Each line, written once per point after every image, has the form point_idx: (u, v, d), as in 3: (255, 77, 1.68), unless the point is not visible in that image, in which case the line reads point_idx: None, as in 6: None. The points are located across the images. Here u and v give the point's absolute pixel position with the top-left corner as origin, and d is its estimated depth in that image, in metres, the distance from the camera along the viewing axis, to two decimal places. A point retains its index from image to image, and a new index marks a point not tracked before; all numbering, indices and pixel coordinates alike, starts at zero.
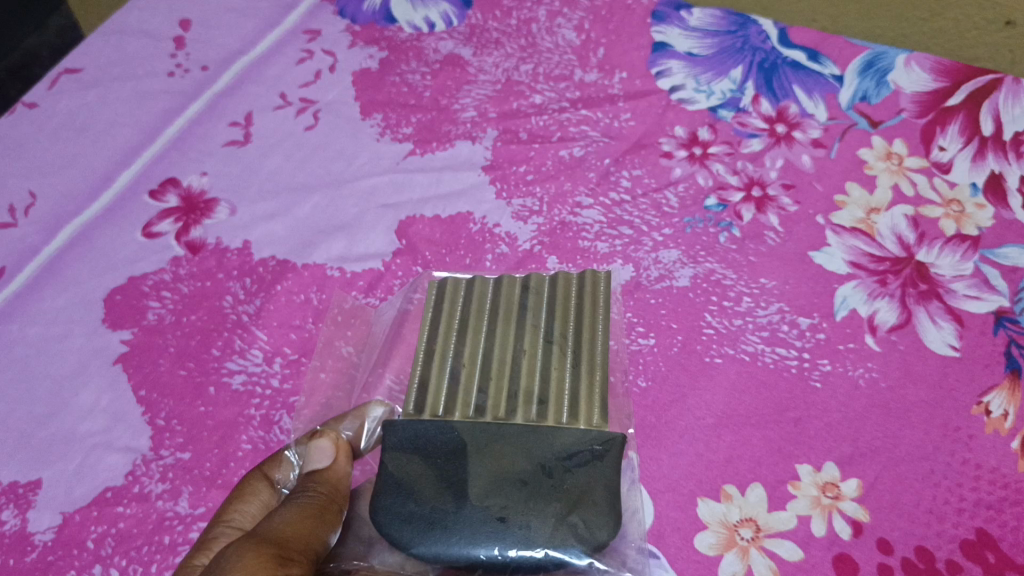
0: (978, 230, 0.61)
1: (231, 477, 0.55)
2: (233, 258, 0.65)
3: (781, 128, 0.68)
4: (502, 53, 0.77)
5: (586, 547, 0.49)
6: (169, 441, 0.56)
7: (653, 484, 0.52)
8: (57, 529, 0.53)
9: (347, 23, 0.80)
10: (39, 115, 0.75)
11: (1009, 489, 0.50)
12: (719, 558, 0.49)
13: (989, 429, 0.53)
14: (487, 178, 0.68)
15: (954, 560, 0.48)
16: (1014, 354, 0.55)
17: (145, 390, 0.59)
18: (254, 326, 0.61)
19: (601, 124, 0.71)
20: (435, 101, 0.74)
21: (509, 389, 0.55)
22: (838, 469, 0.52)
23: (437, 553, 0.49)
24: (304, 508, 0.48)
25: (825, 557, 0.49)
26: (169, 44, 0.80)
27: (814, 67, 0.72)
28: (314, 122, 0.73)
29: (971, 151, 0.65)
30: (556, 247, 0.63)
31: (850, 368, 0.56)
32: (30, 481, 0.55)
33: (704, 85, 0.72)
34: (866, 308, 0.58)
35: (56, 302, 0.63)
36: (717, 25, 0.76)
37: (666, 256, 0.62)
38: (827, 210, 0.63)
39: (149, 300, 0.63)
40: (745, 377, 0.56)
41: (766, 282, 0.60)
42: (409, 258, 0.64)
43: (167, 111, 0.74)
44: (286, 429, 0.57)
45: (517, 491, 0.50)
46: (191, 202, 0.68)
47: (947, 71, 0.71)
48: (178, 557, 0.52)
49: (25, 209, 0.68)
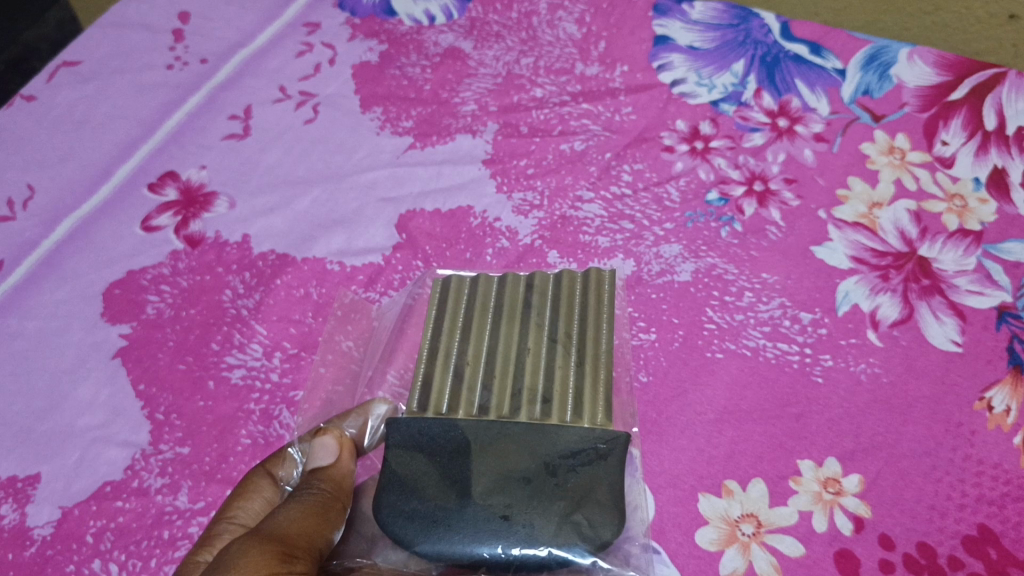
0: (980, 225, 0.61)
1: (230, 471, 0.55)
2: (233, 252, 0.65)
3: (783, 122, 0.68)
4: (502, 46, 0.76)
5: (590, 546, 0.48)
6: (169, 436, 0.56)
7: (654, 480, 0.52)
8: (56, 523, 0.53)
9: (346, 16, 0.79)
10: (38, 107, 0.74)
11: (1011, 485, 0.50)
12: (720, 554, 0.49)
13: (991, 425, 0.52)
14: (487, 172, 0.68)
15: (956, 556, 0.48)
16: (1015, 350, 0.55)
17: (145, 385, 0.58)
18: (253, 320, 0.61)
19: (602, 118, 0.70)
20: (435, 94, 0.73)
21: (513, 387, 0.55)
22: (839, 464, 0.52)
23: (440, 551, 0.49)
24: (308, 505, 0.48)
25: (826, 553, 0.49)
26: (168, 37, 0.79)
27: (817, 61, 0.72)
28: (314, 115, 0.73)
29: (974, 146, 0.65)
30: (557, 242, 0.63)
31: (852, 364, 0.55)
32: (30, 475, 0.55)
33: (705, 79, 0.72)
34: (868, 303, 0.58)
35: (55, 296, 0.63)
36: (719, 19, 0.76)
37: (668, 251, 0.62)
38: (829, 204, 0.63)
39: (149, 294, 0.63)
40: (746, 372, 0.56)
41: (767, 278, 0.60)
42: (409, 252, 0.64)
43: (167, 104, 0.74)
44: (286, 424, 0.56)
45: (521, 489, 0.50)
46: (191, 196, 0.68)
47: (950, 65, 0.70)
48: (177, 552, 0.52)
49: (24, 202, 0.68)
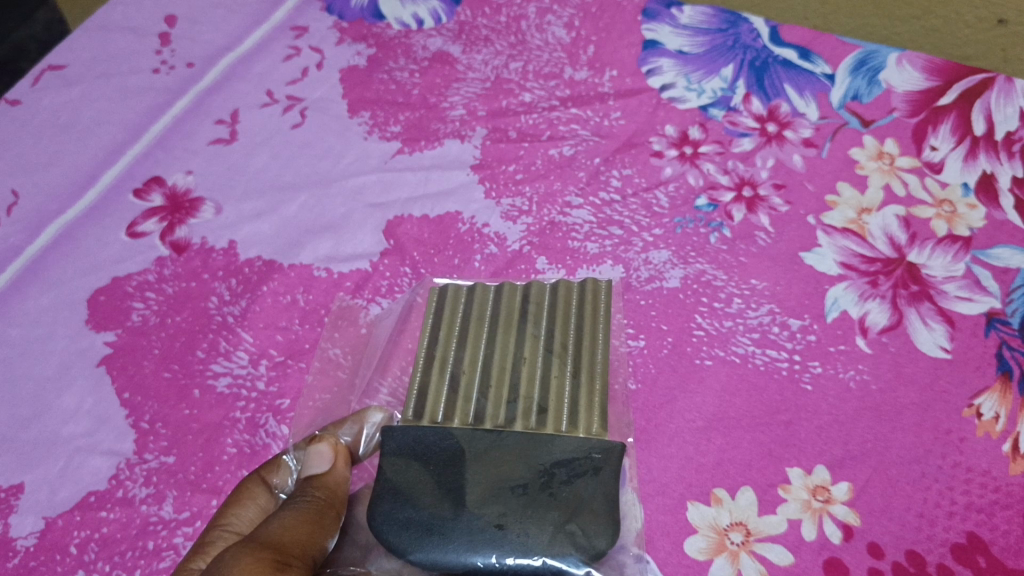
0: (970, 230, 0.61)
1: (216, 481, 0.54)
2: (219, 258, 0.64)
3: (772, 127, 0.68)
4: (491, 50, 0.76)
5: (584, 556, 0.48)
6: (154, 445, 0.55)
7: (643, 488, 0.52)
8: (39, 534, 0.52)
9: (335, 19, 0.79)
10: (22, 112, 0.73)
11: (1000, 493, 0.50)
12: (709, 563, 0.49)
13: (980, 432, 0.52)
14: (476, 178, 0.67)
15: (945, 564, 0.48)
16: (1006, 356, 0.55)
17: (129, 393, 0.58)
18: (239, 327, 0.60)
19: (591, 123, 0.70)
20: (423, 99, 0.73)
21: (509, 395, 0.55)
22: (829, 472, 0.51)
23: (434, 560, 0.48)
24: (302, 513, 0.47)
25: (815, 561, 0.48)
26: (154, 40, 0.78)
27: (806, 66, 0.72)
28: (302, 120, 0.72)
29: (963, 151, 0.65)
30: (545, 247, 0.63)
31: (841, 370, 0.55)
32: (12, 485, 0.54)
33: (695, 83, 0.71)
34: (857, 309, 0.58)
35: (39, 302, 0.62)
36: (708, 23, 0.76)
37: (657, 257, 0.61)
38: (818, 210, 0.63)
39: (134, 301, 0.62)
40: (735, 379, 0.55)
41: (756, 283, 0.59)
42: (397, 259, 0.63)
43: (153, 108, 0.73)
44: (273, 434, 0.56)
45: (516, 498, 0.50)
46: (177, 201, 0.67)
47: (939, 70, 0.70)
48: (162, 562, 0.51)
49: (8, 208, 0.67)
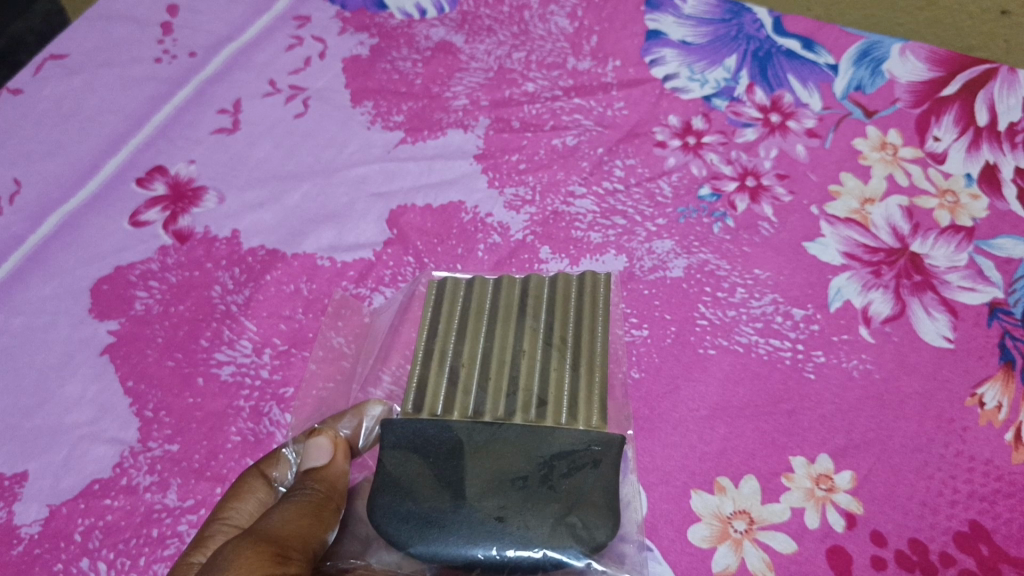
0: (972, 221, 0.61)
1: (220, 469, 0.54)
2: (222, 247, 0.64)
3: (775, 117, 0.68)
4: (494, 40, 0.76)
5: (584, 548, 0.48)
6: (158, 433, 0.56)
7: (647, 476, 0.52)
8: (44, 521, 0.52)
9: (336, 9, 0.79)
10: (24, 101, 0.73)
11: (1002, 481, 0.50)
12: (713, 551, 0.49)
13: (983, 421, 0.53)
14: (479, 168, 0.67)
15: (948, 552, 0.48)
16: (1008, 346, 0.55)
17: (133, 381, 0.58)
18: (242, 316, 0.60)
19: (594, 113, 0.70)
20: (426, 88, 0.73)
21: (508, 388, 0.54)
22: (832, 460, 0.52)
23: (435, 552, 0.48)
24: (302, 506, 0.47)
25: (818, 549, 0.49)
26: (156, 30, 0.78)
27: (809, 56, 0.72)
28: (303, 110, 0.72)
29: (966, 142, 0.65)
30: (549, 237, 0.63)
31: (844, 360, 0.55)
32: (16, 473, 0.54)
33: (698, 74, 0.71)
34: (859, 299, 0.58)
35: (42, 291, 0.62)
36: (712, 14, 0.76)
37: (660, 247, 0.62)
38: (822, 200, 0.63)
39: (137, 290, 0.62)
40: (739, 368, 0.55)
41: (759, 274, 0.59)
42: (401, 248, 0.63)
43: (155, 98, 0.73)
44: (276, 421, 0.56)
45: (516, 490, 0.49)
46: (179, 190, 0.67)
47: (941, 61, 0.70)
48: (167, 550, 0.51)
49: (10, 197, 0.67)
